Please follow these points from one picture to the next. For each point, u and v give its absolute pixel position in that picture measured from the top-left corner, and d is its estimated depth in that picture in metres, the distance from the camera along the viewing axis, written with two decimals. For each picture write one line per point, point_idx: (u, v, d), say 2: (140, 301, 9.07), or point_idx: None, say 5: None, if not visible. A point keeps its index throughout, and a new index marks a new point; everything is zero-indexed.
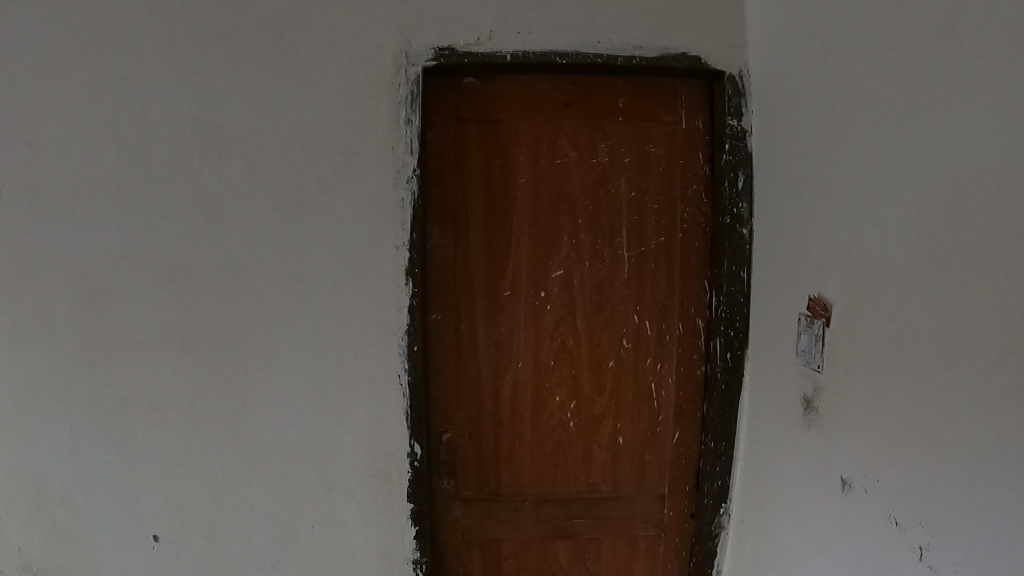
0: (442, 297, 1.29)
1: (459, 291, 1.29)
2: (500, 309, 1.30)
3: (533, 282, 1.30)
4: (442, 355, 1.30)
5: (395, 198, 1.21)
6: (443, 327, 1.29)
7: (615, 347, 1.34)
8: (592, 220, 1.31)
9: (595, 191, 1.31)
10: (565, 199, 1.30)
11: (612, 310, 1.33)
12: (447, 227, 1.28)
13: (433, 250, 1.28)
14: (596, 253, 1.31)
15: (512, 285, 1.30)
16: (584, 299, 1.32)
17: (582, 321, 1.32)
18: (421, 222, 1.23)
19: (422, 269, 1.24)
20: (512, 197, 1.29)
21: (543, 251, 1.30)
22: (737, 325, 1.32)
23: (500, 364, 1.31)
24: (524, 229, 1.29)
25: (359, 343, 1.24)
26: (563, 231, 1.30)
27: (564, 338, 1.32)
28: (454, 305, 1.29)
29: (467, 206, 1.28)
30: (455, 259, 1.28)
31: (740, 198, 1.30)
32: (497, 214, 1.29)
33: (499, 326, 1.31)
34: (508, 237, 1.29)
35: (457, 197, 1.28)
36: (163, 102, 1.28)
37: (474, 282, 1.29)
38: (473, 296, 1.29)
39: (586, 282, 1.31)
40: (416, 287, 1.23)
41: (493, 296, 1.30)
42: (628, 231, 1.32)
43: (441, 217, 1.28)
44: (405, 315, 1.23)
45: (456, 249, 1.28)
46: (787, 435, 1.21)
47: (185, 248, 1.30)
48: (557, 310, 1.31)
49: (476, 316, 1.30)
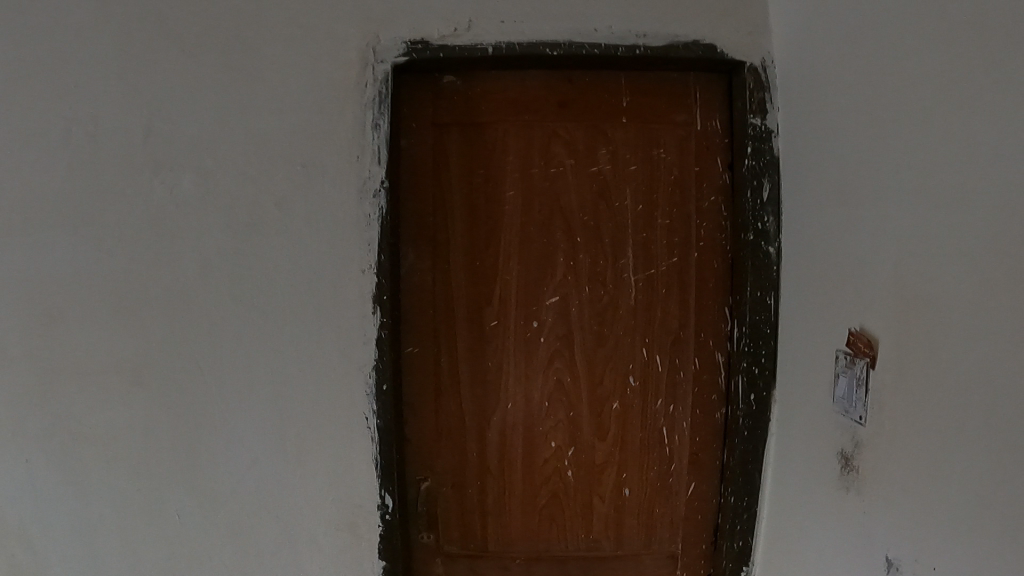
0: (419, 327, 1.13)
1: (437, 320, 1.12)
2: (486, 341, 1.13)
3: (524, 310, 1.13)
4: (419, 393, 1.14)
5: (360, 213, 1.06)
6: (420, 362, 1.13)
7: (619, 385, 1.16)
8: (592, 237, 1.12)
9: (596, 204, 1.12)
10: (561, 213, 1.12)
11: (616, 342, 1.14)
12: (424, 247, 1.11)
13: (407, 274, 1.12)
14: (598, 276, 1.13)
15: (499, 314, 1.13)
16: (582, 330, 1.13)
17: (581, 355, 1.14)
18: (391, 243, 1.07)
19: (392, 295, 1.08)
20: (498, 211, 1.11)
21: (535, 274, 1.12)
22: (762, 361, 1.13)
23: (485, 404, 1.14)
24: (513, 248, 1.12)
25: (322, 380, 1.09)
26: (559, 251, 1.12)
27: (559, 375, 1.14)
28: (432, 337, 1.13)
29: (447, 223, 1.11)
30: (432, 283, 1.12)
31: (765, 212, 1.11)
32: (481, 231, 1.11)
33: (484, 360, 1.13)
34: (494, 258, 1.12)
35: (435, 213, 1.11)
36: (108, 107, 1.14)
37: (455, 310, 1.12)
38: (454, 326, 1.13)
39: (586, 310, 1.13)
40: (385, 317, 1.07)
41: (477, 326, 1.13)
42: (634, 250, 1.13)
43: (416, 235, 1.11)
44: (373, 348, 1.07)
45: (433, 272, 1.12)
46: (819, 495, 1.02)
47: (133, 270, 1.16)
48: (550, 342, 1.14)
49: (458, 349, 1.13)
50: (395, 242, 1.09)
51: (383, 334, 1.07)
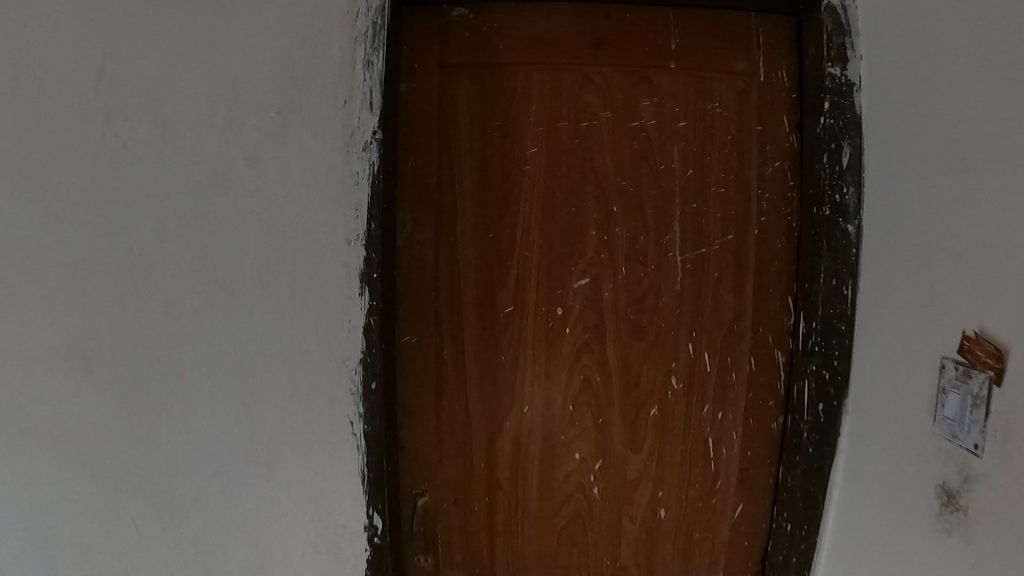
0: (417, 313, 0.93)
1: (439, 304, 0.93)
2: (498, 331, 0.93)
3: (546, 295, 0.93)
4: (416, 392, 0.95)
5: (346, 171, 0.86)
6: (418, 355, 0.94)
7: (659, 388, 0.96)
8: (631, 207, 0.92)
9: (637, 167, 0.91)
10: (594, 178, 0.91)
11: (656, 336, 0.94)
12: (424, 216, 0.92)
13: (405, 248, 0.92)
14: (637, 255, 0.92)
15: (516, 299, 0.93)
16: (615, 320, 0.93)
17: (612, 350, 0.94)
18: (384, 208, 0.87)
19: (386, 274, 0.89)
20: (516, 173, 0.91)
21: (559, 251, 0.92)
22: (834, 366, 0.92)
23: (495, 407, 0.95)
24: (534, 219, 0.91)
25: (298, 374, 0.89)
26: (590, 224, 0.92)
27: (586, 374, 0.94)
28: (433, 324, 0.93)
29: (454, 187, 0.91)
30: (434, 260, 0.92)
31: (844, 180, 0.90)
32: (496, 197, 0.91)
33: (496, 355, 0.94)
34: (511, 232, 0.92)
35: (439, 175, 0.91)
36: (22, 24, 0.89)
37: (462, 293, 0.93)
38: (460, 313, 0.93)
39: (621, 297, 0.93)
40: (375, 299, 0.87)
41: (489, 313, 0.93)
42: (681, 224, 0.93)
43: (415, 200, 0.91)
44: (359, 337, 0.88)
45: (436, 247, 0.92)
46: (904, 534, 0.83)
47: (59, 233, 0.92)
48: (577, 334, 0.94)
49: (464, 341, 0.94)
50: (390, 208, 0.89)
51: (372, 321, 0.88)
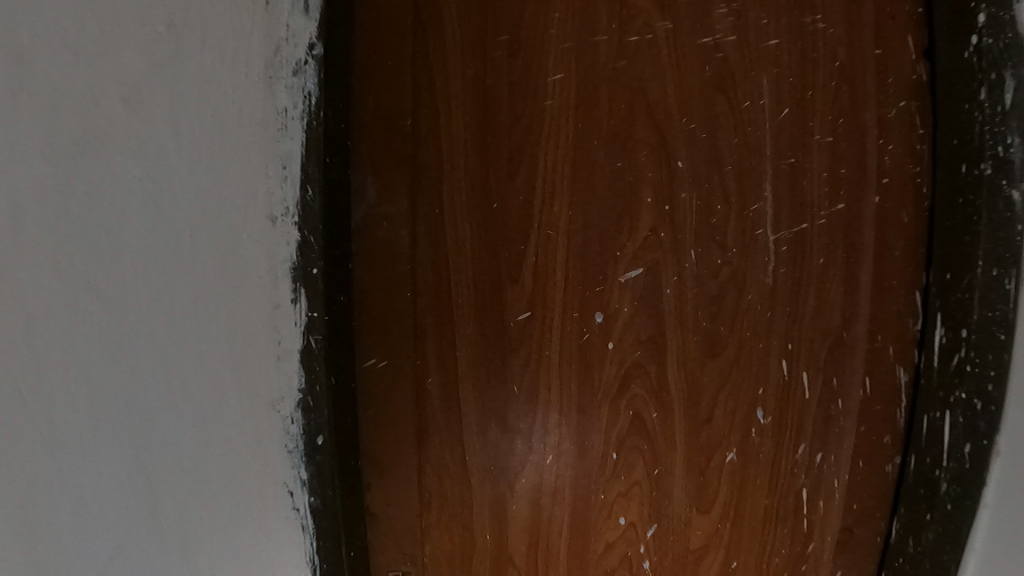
0: (386, 323, 0.63)
1: (416, 311, 0.62)
2: (508, 349, 0.63)
3: (579, 296, 0.62)
4: (389, 436, 0.66)
5: (269, 106, 0.54)
6: (390, 384, 0.65)
7: (738, 425, 0.66)
8: (702, 164, 0.62)
9: (711, 103, 0.61)
10: (648, 120, 0.61)
11: (738, 352, 0.64)
12: (392, 178, 0.60)
13: (361, 228, 0.61)
14: (714, 235, 0.62)
15: (536, 302, 0.62)
16: (676, 331, 0.63)
17: (674, 374, 0.64)
18: (332, 168, 0.58)
19: (337, 267, 0.59)
20: (531, 114, 0.61)
21: (597, 230, 0.62)
22: (994, 400, 0.59)
23: (504, 455, 0.66)
24: (563, 183, 0.62)
25: (212, 427, 0.55)
26: (643, 191, 0.62)
27: (637, 408, 0.65)
28: (407, 339, 0.63)
29: (437, 136, 0.61)
30: (407, 247, 0.61)
31: (1008, 124, 0.56)
32: (501, 151, 0.61)
33: (507, 384, 0.64)
34: (525, 202, 0.61)
35: (414, 118, 0.61)
36: None
37: (453, 296, 0.62)
38: (446, 324, 0.62)
39: (689, 297, 0.62)
40: (317, 309, 0.57)
41: (493, 324, 0.62)
42: (775, 189, 0.63)
43: (375, 156, 0.61)
44: (296, 366, 0.58)
45: (407, 226, 0.61)
46: None
47: None
48: (625, 352, 0.63)
49: (456, 364, 0.63)
50: (344, 167, 0.59)
51: (315, 342, 0.57)
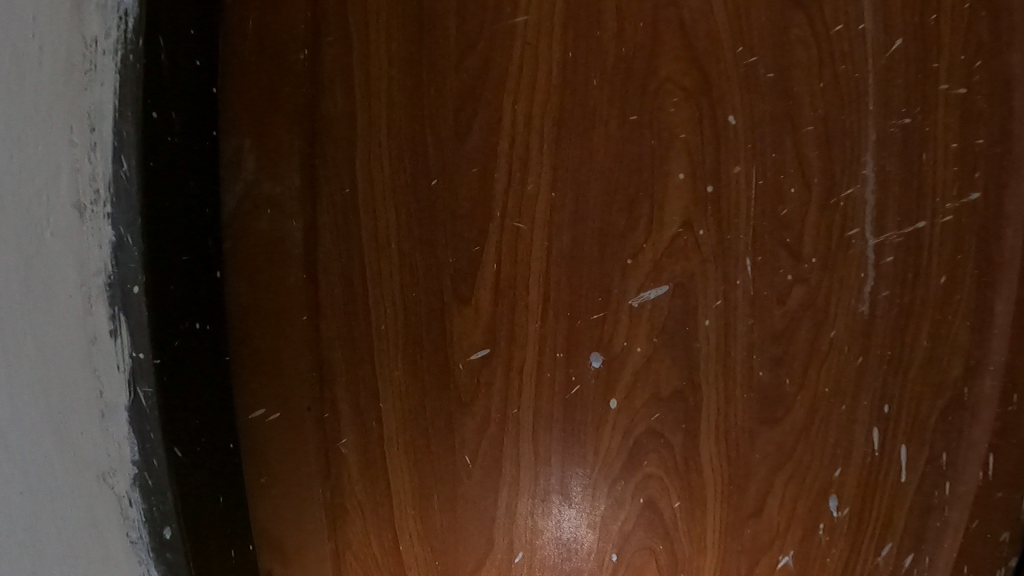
0: (271, 368, 0.38)
1: (319, 347, 0.38)
2: (455, 407, 0.38)
3: (564, 332, 0.37)
4: (292, 542, 0.40)
5: (71, 31, 0.29)
6: (276, 462, 0.39)
7: (800, 519, 0.42)
8: (771, 118, 0.36)
9: (787, 22, 0.37)
10: (684, 47, 0.36)
11: (808, 417, 0.40)
12: (287, 140, 0.36)
13: (240, 225, 0.37)
14: (785, 234, 0.37)
15: (492, 343, 0.37)
16: (716, 385, 0.38)
17: (707, 449, 0.40)
18: (170, 131, 0.32)
19: (178, 293, 0.33)
20: (492, 37, 0.35)
21: (594, 226, 0.36)
22: None
23: (445, 553, 0.40)
24: (538, 146, 0.36)
25: (34, 523, 0.31)
26: (675, 160, 0.36)
27: (649, 495, 0.40)
28: (309, 399, 0.38)
29: (326, 69, 0.36)
30: (302, 252, 0.37)
31: None
32: (445, 94, 0.36)
33: (452, 454, 0.39)
34: (474, 178, 0.36)
35: (291, 34, 0.36)
36: None
37: (373, 330, 0.38)
38: (364, 371, 0.38)
39: (740, 334, 0.38)
40: (157, 354, 0.32)
41: (431, 374, 0.38)
42: (882, 165, 0.38)
43: (254, 111, 0.36)
44: (125, 430, 0.32)
45: (300, 217, 0.37)
46: None
47: None
48: (636, 420, 0.38)
49: (377, 431, 0.39)
50: (204, 130, 0.35)
51: (148, 399, 0.32)
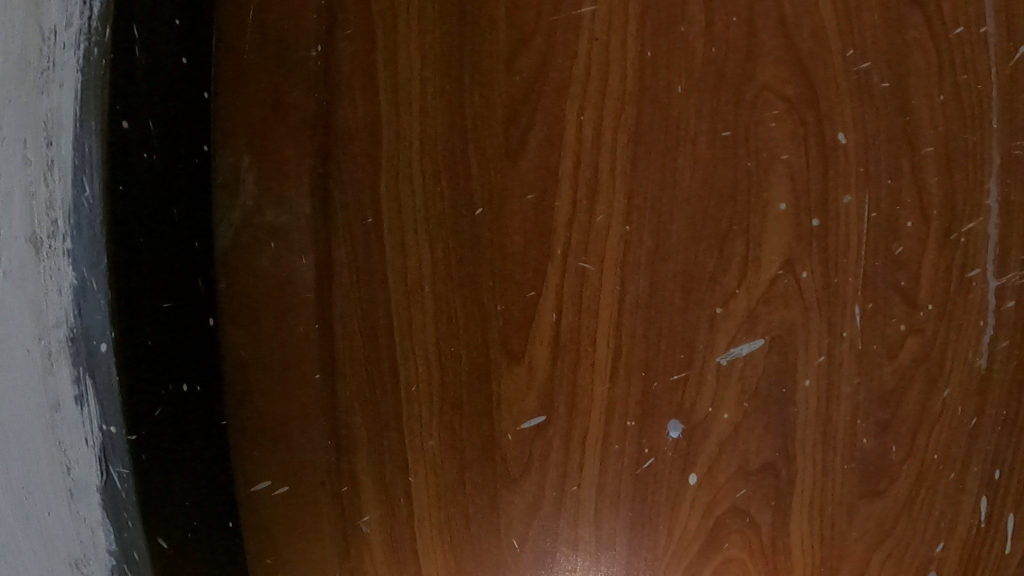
0: (275, 436, 0.30)
1: (334, 410, 0.30)
2: (501, 483, 0.31)
3: (636, 394, 0.30)
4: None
5: (28, 20, 0.23)
6: (285, 548, 0.31)
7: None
8: (886, 137, 0.30)
9: (902, 20, 0.30)
10: (786, 48, 0.29)
11: (914, 486, 0.34)
12: (296, 159, 0.29)
13: (236, 263, 0.30)
14: (900, 277, 0.31)
15: (547, 407, 0.30)
16: (814, 456, 0.32)
17: (800, 530, 0.33)
18: (146, 144, 0.25)
19: (160, 347, 0.26)
20: (553, 31, 0.29)
21: (676, 266, 0.30)
22: None
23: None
24: (609, 167, 0.29)
25: None
26: (775, 186, 0.30)
27: None
28: (323, 470, 0.30)
29: (343, 71, 0.29)
30: (313, 294, 0.30)
31: None
32: (492, 101, 0.29)
33: (499, 538, 0.31)
34: (528, 206, 0.29)
35: (305, 30, 0.29)
36: None
37: (402, 389, 0.30)
38: (390, 439, 0.30)
39: (844, 396, 0.32)
40: (133, 428, 0.24)
41: (474, 445, 0.30)
42: (1007, 194, 0.32)
43: (255, 124, 0.29)
44: (96, 511, 0.24)
45: (311, 251, 0.30)
46: None
47: None
48: (718, 499, 0.32)
49: (407, 510, 0.31)
50: (191, 146, 0.28)
51: (124, 481, 0.24)
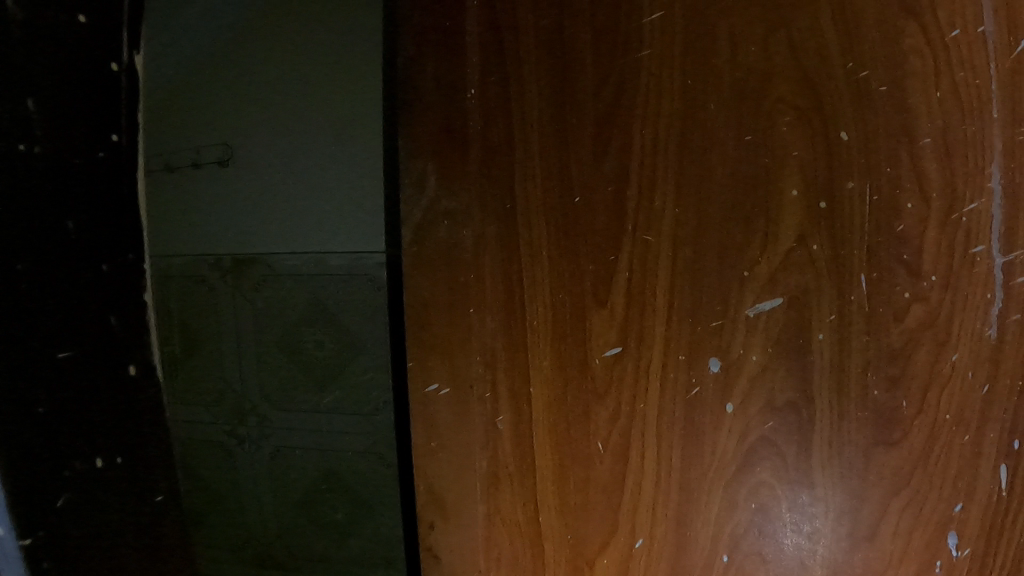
0: (441, 351, 0.43)
1: (485, 338, 0.42)
2: (589, 397, 0.41)
3: (686, 337, 0.39)
4: (456, 507, 0.45)
5: None
6: (449, 433, 0.44)
7: (915, 552, 0.41)
8: (884, 133, 0.36)
9: (899, 31, 0.36)
10: (795, 67, 0.36)
11: (928, 442, 0.39)
12: (463, 164, 0.41)
13: (419, 234, 0.42)
14: (902, 251, 0.37)
15: (624, 341, 0.40)
16: (830, 401, 0.39)
17: (820, 461, 0.40)
18: (31, 134, 0.24)
19: (63, 409, 0.26)
20: (622, 67, 0.38)
21: (713, 239, 0.38)
22: None
23: (578, 527, 0.43)
24: (662, 166, 0.38)
25: None
26: (787, 177, 0.37)
27: (762, 500, 0.40)
28: (474, 378, 0.43)
29: (489, 108, 0.40)
30: (472, 257, 0.41)
31: None
32: (584, 118, 0.38)
33: (587, 441, 0.41)
34: (608, 195, 0.38)
35: (461, 82, 0.40)
36: None
37: (528, 326, 0.41)
38: (521, 360, 0.41)
39: (854, 351, 0.38)
40: (26, 530, 0.25)
41: (574, 369, 0.40)
42: (1011, 178, 0.36)
43: (436, 141, 0.41)
44: None
45: (471, 228, 0.41)
46: None
47: None
48: (749, 428, 0.39)
49: (529, 414, 0.42)
50: (93, 137, 0.27)
51: None
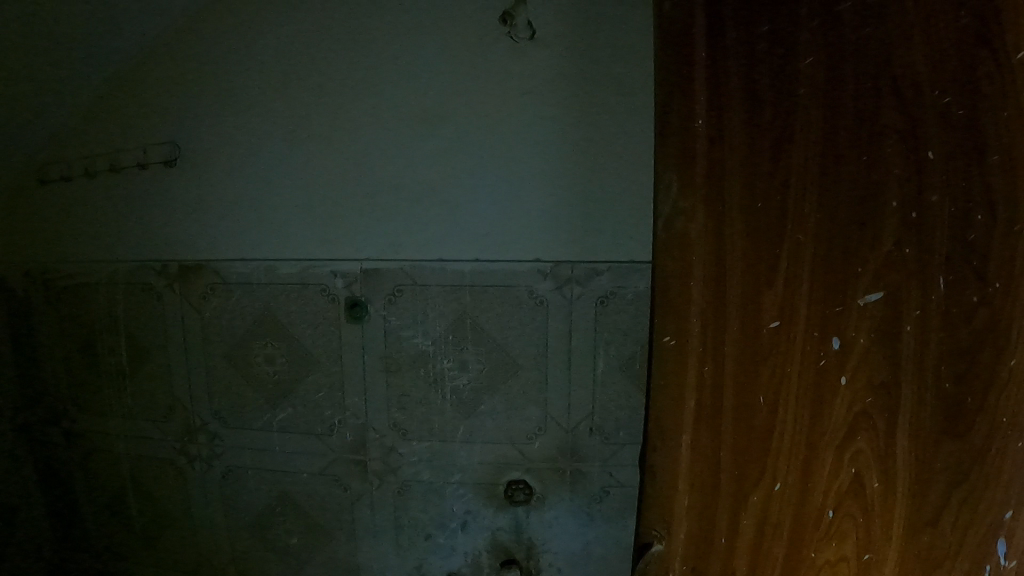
0: (671, 314, 0.50)
1: (704, 315, 0.48)
2: (758, 365, 0.47)
3: (815, 320, 0.44)
4: (671, 430, 0.52)
5: None
6: (670, 373, 0.51)
7: (968, 550, 0.42)
8: (955, 149, 0.38)
9: (969, 53, 0.37)
10: (893, 92, 0.39)
11: (986, 442, 0.40)
12: (699, 172, 0.46)
13: (667, 226, 0.49)
14: (972, 258, 0.38)
15: (782, 316, 0.45)
16: (910, 391, 0.42)
17: (902, 441, 0.43)
18: None
19: None
20: (776, 90, 0.43)
21: (835, 240, 0.43)
22: None
23: (742, 466, 0.49)
24: (800, 176, 0.43)
25: None
26: (890, 190, 0.40)
27: (858, 467, 0.45)
28: (699, 345, 0.49)
29: (714, 131, 0.45)
30: (705, 246, 0.47)
31: None
32: (769, 130, 0.43)
33: (751, 395, 0.47)
34: (772, 201, 0.44)
35: (692, 111, 0.46)
36: None
37: (736, 308, 0.47)
38: (727, 334, 0.47)
39: (931, 350, 0.41)
40: None
41: (770, 343, 0.46)
42: None
43: (684, 148, 0.47)
44: None
45: (701, 223, 0.47)
46: None
47: None
48: (855, 401, 0.44)
49: (727, 378, 0.48)
50: None
51: None
